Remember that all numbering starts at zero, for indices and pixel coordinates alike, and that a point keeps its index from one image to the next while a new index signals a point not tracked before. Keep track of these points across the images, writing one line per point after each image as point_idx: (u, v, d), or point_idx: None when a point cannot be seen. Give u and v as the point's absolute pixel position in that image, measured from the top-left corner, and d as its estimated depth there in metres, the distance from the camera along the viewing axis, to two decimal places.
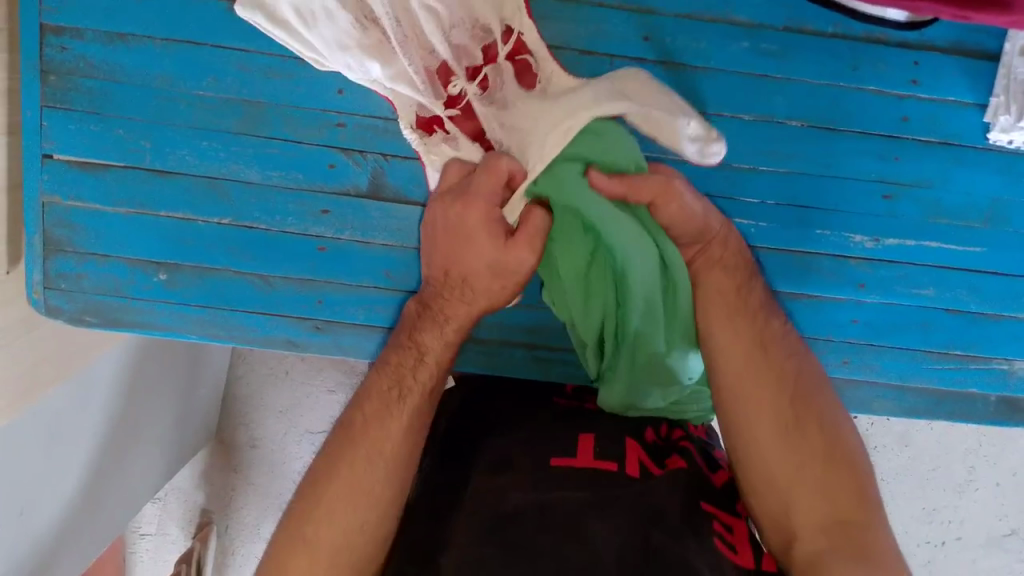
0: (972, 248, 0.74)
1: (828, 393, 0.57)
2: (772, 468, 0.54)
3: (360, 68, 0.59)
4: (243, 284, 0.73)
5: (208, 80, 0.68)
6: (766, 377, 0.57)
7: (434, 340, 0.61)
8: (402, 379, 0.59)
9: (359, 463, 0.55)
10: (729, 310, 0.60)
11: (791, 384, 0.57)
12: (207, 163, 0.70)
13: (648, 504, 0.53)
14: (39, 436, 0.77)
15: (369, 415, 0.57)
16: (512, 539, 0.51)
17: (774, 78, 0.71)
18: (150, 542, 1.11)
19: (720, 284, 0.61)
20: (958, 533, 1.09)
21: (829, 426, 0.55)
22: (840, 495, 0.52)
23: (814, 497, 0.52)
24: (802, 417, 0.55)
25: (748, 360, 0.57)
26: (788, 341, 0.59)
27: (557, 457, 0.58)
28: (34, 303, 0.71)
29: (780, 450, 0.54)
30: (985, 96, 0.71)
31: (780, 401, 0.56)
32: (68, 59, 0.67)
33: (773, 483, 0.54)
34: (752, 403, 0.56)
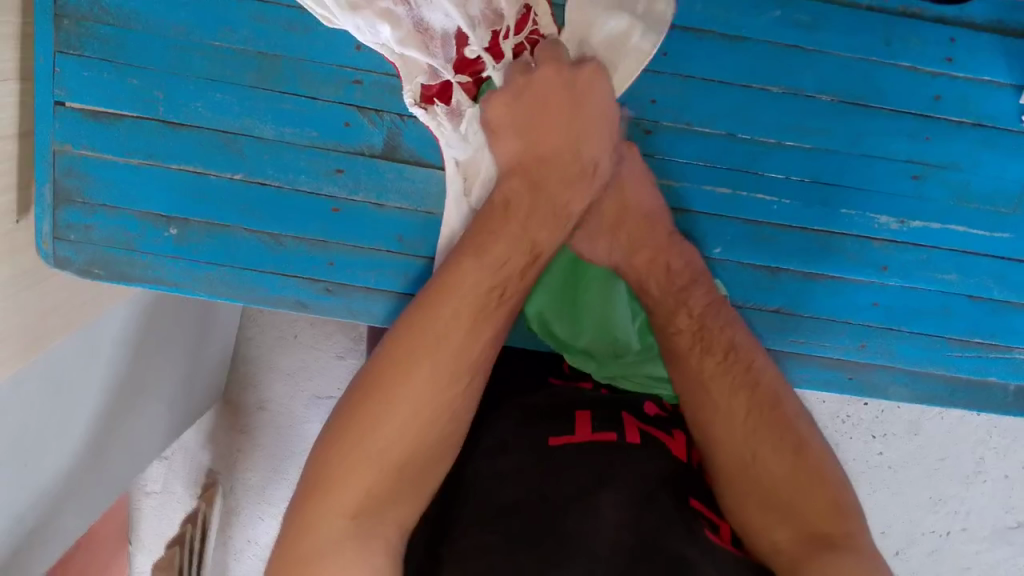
0: (999, 233, 0.73)
1: (788, 406, 0.56)
2: (744, 481, 0.53)
3: (370, 33, 0.62)
4: (252, 242, 0.72)
5: (225, 31, 0.67)
6: (722, 402, 0.57)
7: (476, 267, 0.53)
8: (434, 322, 0.50)
9: (401, 380, 0.48)
10: (677, 348, 0.61)
11: (747, 405, 0.56)
12: (221, 116, 0.68)
13: (643, 471, 0.54)
14: (46, 386, 0.77)
15: (393, 362, 0.48)
16: (515, 528, 0.48)
17: (805, 49, 0.69)
18: (155, 500, 1.11)
19: (680, 322, 0.63)
20: (964, 523, 1.08)
21: (798, 443, 0.54)
22: (808, 511, 0.50)
23: (788, 506, 0.51)
24: (758, 432, 0.54)
25: (695, 386, 0.58)
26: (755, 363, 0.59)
27: (556, 436, 0.56)
28: (43, 253, 0.71)
29: (740, 474, 0.54)
30: (1021, 77, 0.69)
31: (736, 421, 0.55)
32: (82, 4, 0.66)
33: (749, 511, 0.52)
34: (700, 426, 0.57)
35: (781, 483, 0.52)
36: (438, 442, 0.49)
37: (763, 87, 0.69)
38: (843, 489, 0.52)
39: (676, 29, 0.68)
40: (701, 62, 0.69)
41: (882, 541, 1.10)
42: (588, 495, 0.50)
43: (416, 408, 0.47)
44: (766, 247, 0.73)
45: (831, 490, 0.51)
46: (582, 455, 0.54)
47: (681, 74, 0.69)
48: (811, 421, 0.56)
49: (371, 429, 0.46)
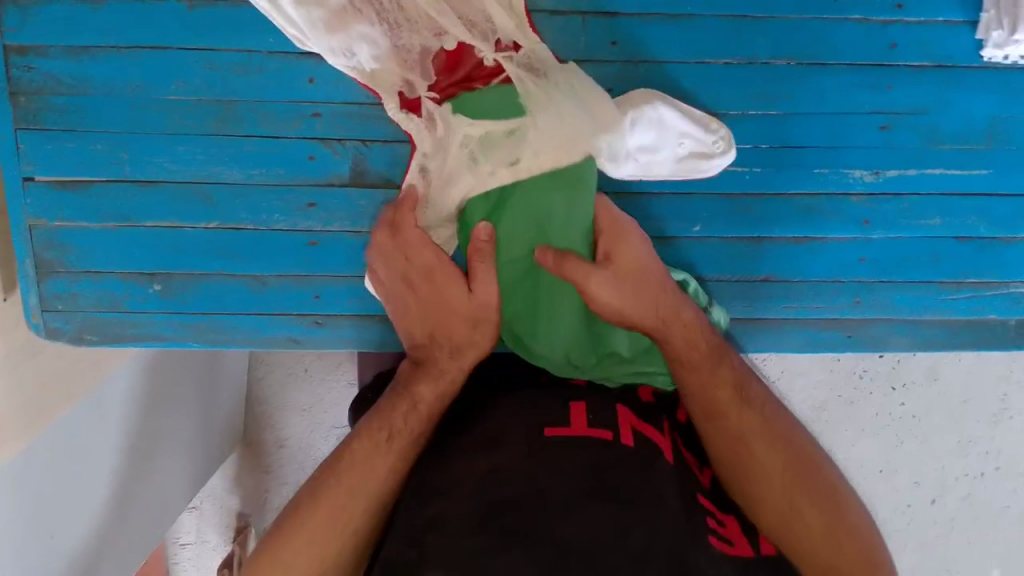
0: (977, 170, 0.72)
1: (814, 454, 0.57)
2: (791, 540, 0.54)
3: (344, 53, 0.63)
4: (237, 286, 0.72)
5: (178, 83, 0.67)
6: (760, 461, 0.56)
7: (429, 392, 0.60)
8: (391, 423, 0.58)
9: (338, 492, 0.55)
10: (712, 400, 0.58)
11: (785, 462, 0.56)
12: (188, 168, 0.69)
13: (650, 484, 0.53)
14: (60, 455, 0.78)
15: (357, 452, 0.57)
16: (510, 525, 0.49)
17: (753, 17, 0.68)
18: (192, 551, 1.12)
19: (692, 356, 0.59)
20: (996, 463, 1.08)
21: (828, 490, 0.55)
22: (856, 564, 0.53)
23: (833, 562, 0.53)
24: (802, 492, 0.55)
25: (735, 449, 0.57)
26: (763, 399, 0.59)
27: (551, 428, 0.56)
28: (34, 326, 0.71)
29: (785, 532, 0.54)
30: (973, 12, 0.68)
31: (774, 477, 0.56)
32: (35, 78, 0.66)
33: (797, 568, 0.54)
34: (739, 485, 0.57)
35: (825, 544, 0.53)
36: (345, 554, 0.54)
37: (717, 60, 0.69)
38: (878, 543, 0.54)
39: (621, 16, 0.68)
40: (649, 45, 0.69)
41: (916, 491, 1.09)
42: (592, 515, 0.50)
43: (350, 510, 0.55)
44: (744, 218, 0.73)
45: (869, 546, 0.54)
46: (584, 455, 0.54)
47: (632, 60, 0.69)
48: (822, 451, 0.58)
49: (309, 517, 0.54)
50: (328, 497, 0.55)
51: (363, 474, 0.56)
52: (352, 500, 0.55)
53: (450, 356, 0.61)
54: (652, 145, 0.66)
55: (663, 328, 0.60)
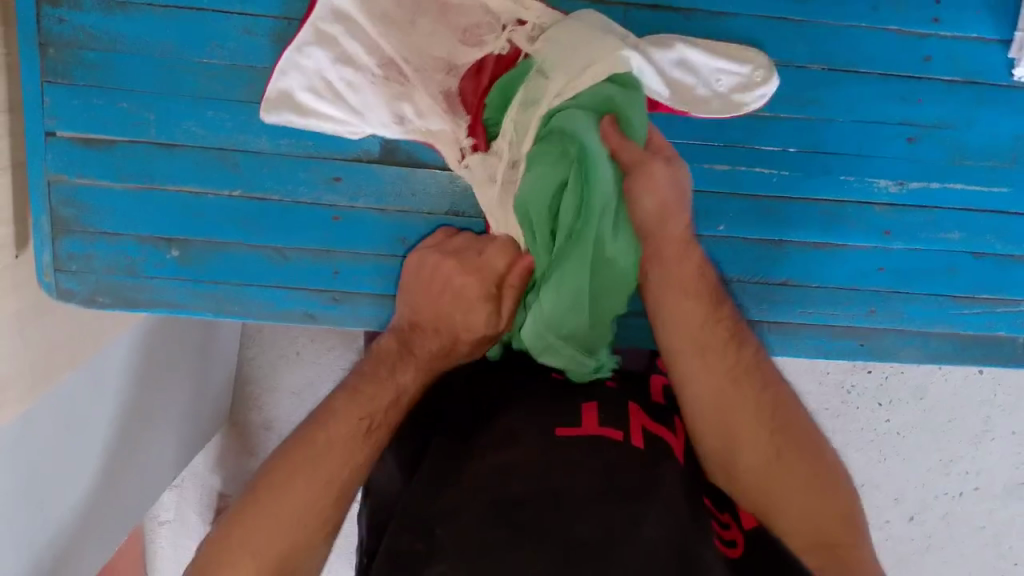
0: (998, 188, 0.73)
1: (793, 404, 0.60)
2: (756, 480, 0.57)
3: (394, 119, 0.65)
4: (256, 256, 0.71)
5: (213, 47, 0.66)
6: (741, 404, 0.59)
7: (407, 372, 0.63)
8: (372, 410, 0.59)
9: (315, 454, 0.55)
10: (704, 339, 0.60)
11: (767, 406, 0.59)
12: (215, 134, 0.68)
13: (668, 483, 0.53)
14: (59, 419, 0.77)
15: (333, 431, 0.57)
16: (519, 520, 0.49)
17: (792, 21, 0.69)
18: (169, 529, 1.10)
19: (693, 295, 0.61)
20: (975, 483, 1.09)
21: (801, 440, 0.58)
22: (823, 517, 0.55)
23: (798, 507, 0.56)
24: (780, 437, 0.58)
25: (718, 387, 0.59)
26: (750, 354, 0.61)
27: (562, 427, 0.57)
28: (45, 285, 0.70)
29: (760, 475, 0.57)
30: (1008, 32, 0.69)
31: (751, 428, 0.58)
32: (67, 31, 0.65)
33: (768, 509, 0.57)
34: (717, 419, 0.58)
35: (800, 488, 0.56)
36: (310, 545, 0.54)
37: None
38: (850, 489, 0.57)
39: (662, 11, 0.68)
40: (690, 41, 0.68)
41: (896, 507, 1.10)
42: (613, 510, 0.50)
43: (322, 475, 0.55)
44: (766, 222, 0.73)
45: (841, 497, 0.56)
46: (602, 454, 0.54)
47: None
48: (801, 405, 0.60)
49: (293, 475, 0.54)
50: (305, 466, 0.55)
51: (341, 441, 0.57)
52: (322, 487, 0.55)
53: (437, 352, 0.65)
54: (689, 83, 0.65)
55: (655, 238, 0.62)
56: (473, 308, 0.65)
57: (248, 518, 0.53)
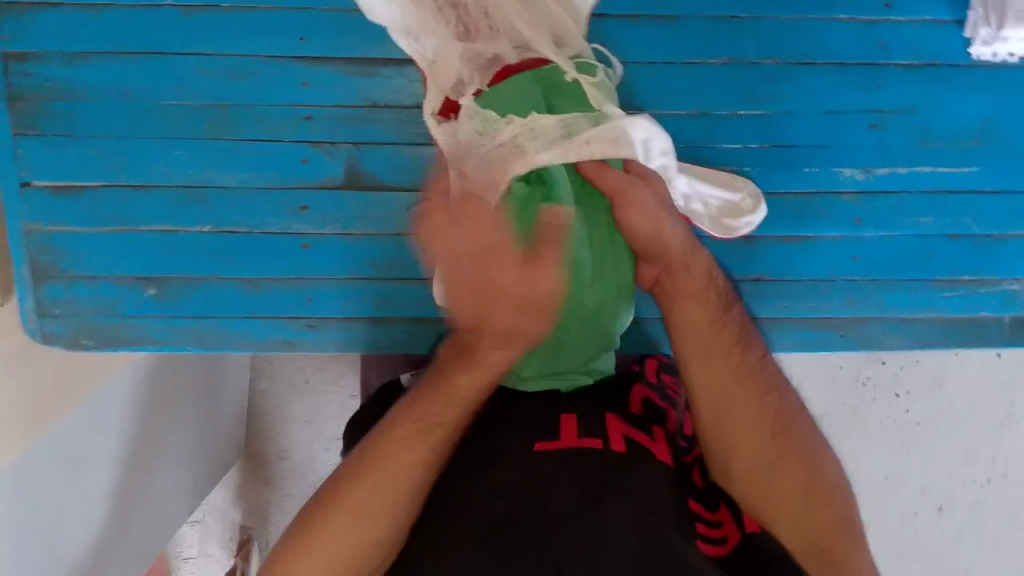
0: (968, 168, 0.72)
1: (802, 413, 0.60)
2: (761, 488, 0.57)
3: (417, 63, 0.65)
4: (231, 288, 0.72)
5: (174, 89, 0.68)
6: (744, 405, 0.58)
7: (440, 407, 0.59)
8: (423, 416, 0.58)
9: (389, 463, 0.56)
10: (709, 341, 0.59)
11: (772, 411, 0.59)
12: (183, 172, 0.70)
13: (643, 483, 0.55)
14: (61, 462, 0.78)
15: (398, 437, 0.57)
16: (508, 539, 0.51)
17: (741, 18, 0.69)
18: (194, 565, 1.11)
19: (694, 291, 0.60)
20: (1004, 469, 1.07)
21: (805, 448, 0.58)
22: (823, 526, 0.56)
23: (799, 516, 0.56)
24: (784, 445, 0.58)
25: (724, 389, 0.59)
26: (764, 372, 0.60)
27: (542, 442, 0.58)
28: (29, 332, 0.72)
29: (761, 482, 0.57)
30: (961, 11, 0.69)
31: (761, 434, 0.58)
32: (34, 84, 0.67)
33: (766, 513, 0.57)
34: (725, 428, 0.58)
35: (804, 498, 0.56)
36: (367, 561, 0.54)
37: (705, 61, 0.70)
38: (850, 502, 0.57)
39: (611, 18, 0.69)
40: (640, 45, 0.69)
41: (921, 501, 1.08)
42: (592, 520, 0.51)
43: (400, 480, 0.56)
44: None
45: (840, 505, 0.57)
46: (575, 465, 0.56)
47: (626, 60, 0.69)
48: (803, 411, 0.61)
49: (378, 469, 0.56)
50: (387, 469, 0.56)
51: (411, 453, 0.57)
52: (375, 504, 0.55)
53: (454, 375, 0.59)
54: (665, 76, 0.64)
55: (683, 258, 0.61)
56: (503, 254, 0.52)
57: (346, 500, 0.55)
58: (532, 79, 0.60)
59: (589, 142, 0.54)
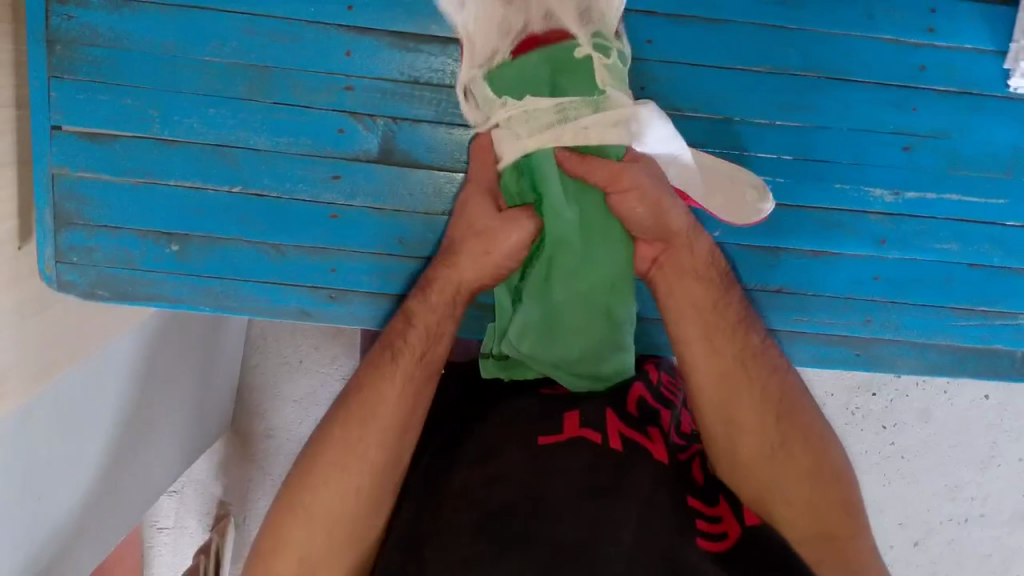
0: (994, 199, 0.73)
1: (808, 400, 0.58)
2: (760, 473, 0.56)
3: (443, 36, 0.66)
4: (254, 253, 0.72)
5: (215, 45, 0.67)
6: (744, 390, 0.57)
7: (422, 307, 0.60)
8: (393, 342, 0.59)
9: (369, 400, 0.56)
10: (711, 324, 0.59)
11: (775, 399, 0.57)
12: (216, 130, 0.69)
13: (641, 479, 0.55)
14: (57, 416, 0.77)
15: (363, 375, 0.57)
16: (504, 534, 0.52)
17: (787, 29, 0.69)
18: (168, 536, 1.11)
19: (695, 269, 0.60)
20: (982, 509, 1.08)
21: (809, 433, 0.57)
22: (827, 514, 0.54)
23: (800, 501, 0.55)
24: (784, 428, 0.56)
25: (727, 374, 0.58)
26: (767, 356, 0.59)
27: (543, 436, 0.57)
28: (45, 277, 0.71)
29: (765, 469, 0.56)
30: (1003, 42, 0.70)
31: (760, 418, 0.57)
32: (74, 28, 0.66)
33: (768, 500, 0.56)
34: (724, 414, 0.57)
35: (805, 483, 0.55)
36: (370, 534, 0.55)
37: (748, 68, 0.70)
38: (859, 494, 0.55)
39: (660, 16, 0.68)
40: (686, 45, 0.69)
41: (901, 531, 1.09)
42: (590, 516, 0.52)
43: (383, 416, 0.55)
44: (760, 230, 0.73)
45: (845, 492, 0.55)
46: (577, 456, 0.56)
47: (670, 59, 0.69)
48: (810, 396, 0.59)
49: (358, 411, 0.55)
50: (368, 408, 0.56)
51: (391, 385, 0.56)
52: (365, 426, 0.55)
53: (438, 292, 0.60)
54: None
55: (688, 237, 0.60)
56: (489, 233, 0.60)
57: (333, 450, 0.54)
58: (543, 59, 0.61)
59: (588, 128, 0.57)
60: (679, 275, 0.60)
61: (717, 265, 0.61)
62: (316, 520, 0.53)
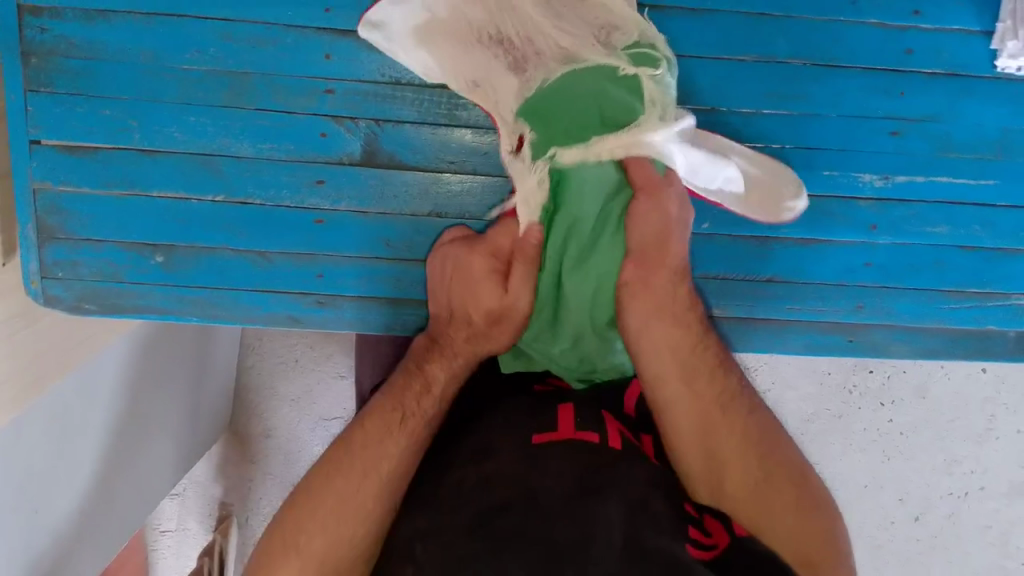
0: (985, 180, 0.73)
1: (786, 438, 0.56)
2: (739, 511, 0.53)
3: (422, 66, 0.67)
4: (240, 261, 0.71)
5: (193, 53, 0.66)
6: (722, 425, 0.55)
7: (441, 370, 0.60)
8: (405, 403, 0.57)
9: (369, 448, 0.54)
10: (684, 364, 0.58)
11: (753, 431, 0.56)
12: (197, 138, 0.68)
13: (633, 483, 0.51)
14: (50, 428, 0.76)
15: (369, 431, 0.55)
16: (498, 532, 0.46)
17: (771, 16, 0.68)
18: (171, 539, 1.11)
19: (667, 311, 0.58)
20: (980, 483, 1.08)
21: (789, 467, 0.54)
22: (813, 549, 0.51)
23: (785, 537, 0.52)
24: (762, 463, 0.54)
25: (704, 410, 0.56)
26: (742, 394, 0.58)
27: (538, 434, 0.55)
28: (31, 292, 0.71)
29: (747, 501, 0.53)
30: (990, 23, 0.69)
31: (739, 453, 0.54)
32: (48, 39, 0.65)
33: (756, 533, 0.53)
34: (701, 453, 0.55)
35: (787, 518, 0.52)
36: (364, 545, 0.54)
37: (736, 57, 0.69)
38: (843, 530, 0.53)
39: (643, 8, 0.68)
40: (671, 36, 0.68)
41: (900, 509, 1.09)
42: (582, 516, 0.47)
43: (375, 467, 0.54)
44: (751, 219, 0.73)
45: (829, 522, 0.53)
46: (568, 459, 0.52)
47: None
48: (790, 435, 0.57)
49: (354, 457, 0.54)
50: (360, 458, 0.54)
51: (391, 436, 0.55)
52: (364, 482, 0.53)
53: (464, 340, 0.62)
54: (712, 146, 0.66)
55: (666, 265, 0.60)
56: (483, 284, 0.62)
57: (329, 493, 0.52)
58: (608, 78, 0.61)
59: (612, 152, 0.59)
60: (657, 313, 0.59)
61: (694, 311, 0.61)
62: (308, 537, 0.50)
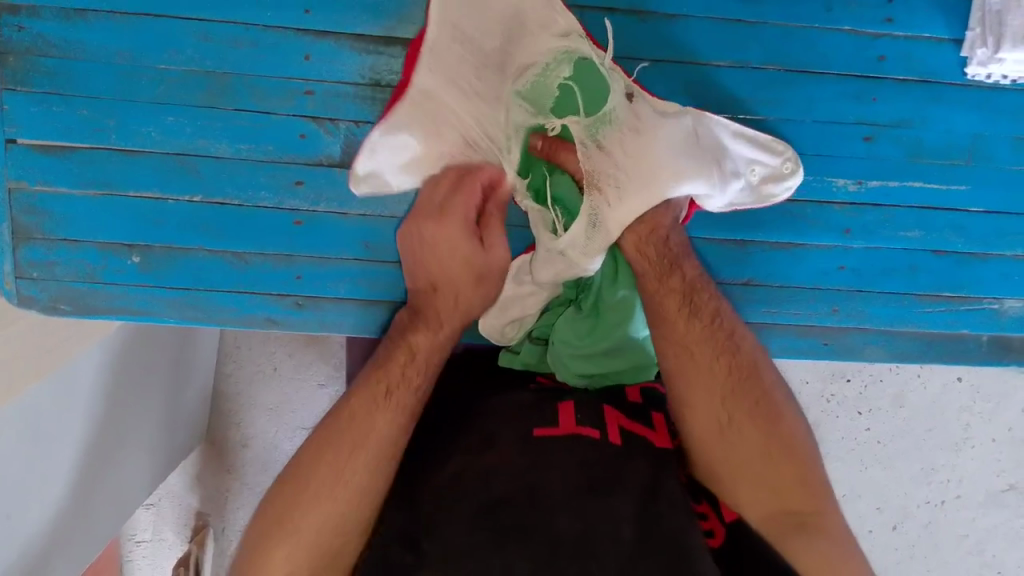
0: (956, 186, 0.74)
1: (762, 371, 0.57)
2: (723, 451, 0.55)
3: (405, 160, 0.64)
4: (218, 262, 0.71)
5: (171, 53, 0.66)
6: (696, 371, 0.57)
7: (427, 341, 0.59)
8: (392, 376, 0.56)
9: (348, 448, 0.53)
10: (662, 309, 0.59)
11: (725, 371, 0.57)
12: (175, 139, 0.68)
13: (634, 472, 0.53)
14: (23, 435, 0.74)
15: (357, 405, 0.55)
16: (505, 524, 0.49)
17: (746, 22, 0.69)
18: (146, 549, 1.09)
19: (645, 268, 0.61)
20: (958, 491, 1.09)
21: (765, 407, 0.55)
22: (790, 491, 0.53)
23: (761, 483, 0.54)
24: (739, 402, 0.55)
25: (677, 356, 0.57)
26: (719, 327, 0.58)
27: (539, 428, 0.56)
28: (5, 293, 0.70)
29: (716, 445, 0.55)
30: (959, 30, 0.70)
31: (715, 391, 0.56)
32: (26, 38, 0.65)
33: (731, 481, 0.55)
34: (680, 392, 0.57)
35: (761, 463, 0.54)
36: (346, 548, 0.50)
37: (711, 63, 0.70)
38: (818, 465, 0.54)
39: (621, 14, 0.68)
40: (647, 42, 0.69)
41: (878, 517, 1.09)
42: (587, 508, 0.50)
43: (351, 472, 0.52)
44: (728, 223, 0.74)
45: (801, 463, 0.54)
46: (572, 452, 0.54)
47: (631, 56, 0.69)
48: (772, 368, 0.58)
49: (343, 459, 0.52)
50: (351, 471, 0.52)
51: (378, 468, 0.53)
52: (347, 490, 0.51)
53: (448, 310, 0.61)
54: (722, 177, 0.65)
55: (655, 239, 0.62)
56: (454, 241, 0.60)
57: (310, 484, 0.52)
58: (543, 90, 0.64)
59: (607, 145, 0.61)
60: (661, 272, 0.60)
61: (679, 250, 0.61)
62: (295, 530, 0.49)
